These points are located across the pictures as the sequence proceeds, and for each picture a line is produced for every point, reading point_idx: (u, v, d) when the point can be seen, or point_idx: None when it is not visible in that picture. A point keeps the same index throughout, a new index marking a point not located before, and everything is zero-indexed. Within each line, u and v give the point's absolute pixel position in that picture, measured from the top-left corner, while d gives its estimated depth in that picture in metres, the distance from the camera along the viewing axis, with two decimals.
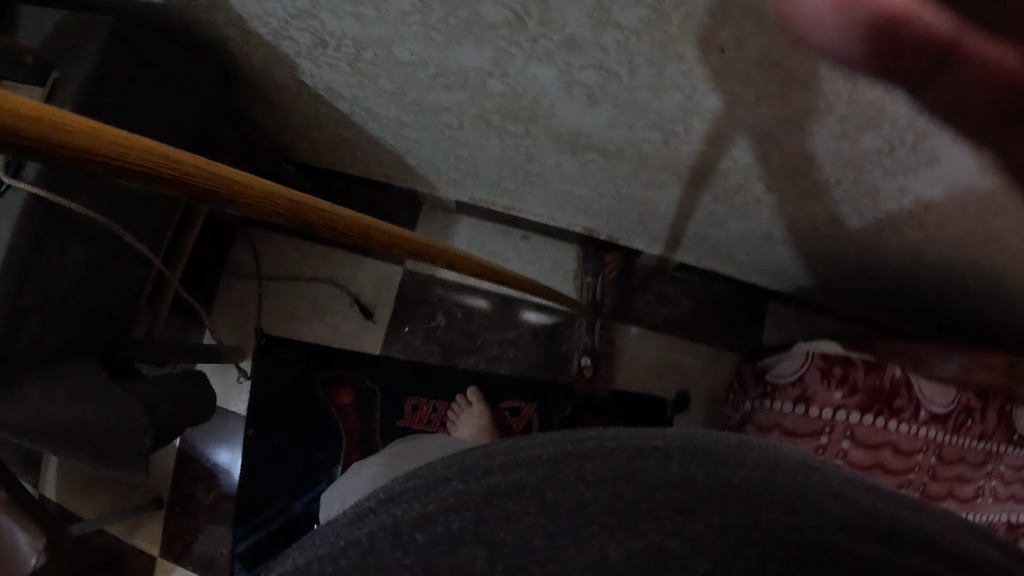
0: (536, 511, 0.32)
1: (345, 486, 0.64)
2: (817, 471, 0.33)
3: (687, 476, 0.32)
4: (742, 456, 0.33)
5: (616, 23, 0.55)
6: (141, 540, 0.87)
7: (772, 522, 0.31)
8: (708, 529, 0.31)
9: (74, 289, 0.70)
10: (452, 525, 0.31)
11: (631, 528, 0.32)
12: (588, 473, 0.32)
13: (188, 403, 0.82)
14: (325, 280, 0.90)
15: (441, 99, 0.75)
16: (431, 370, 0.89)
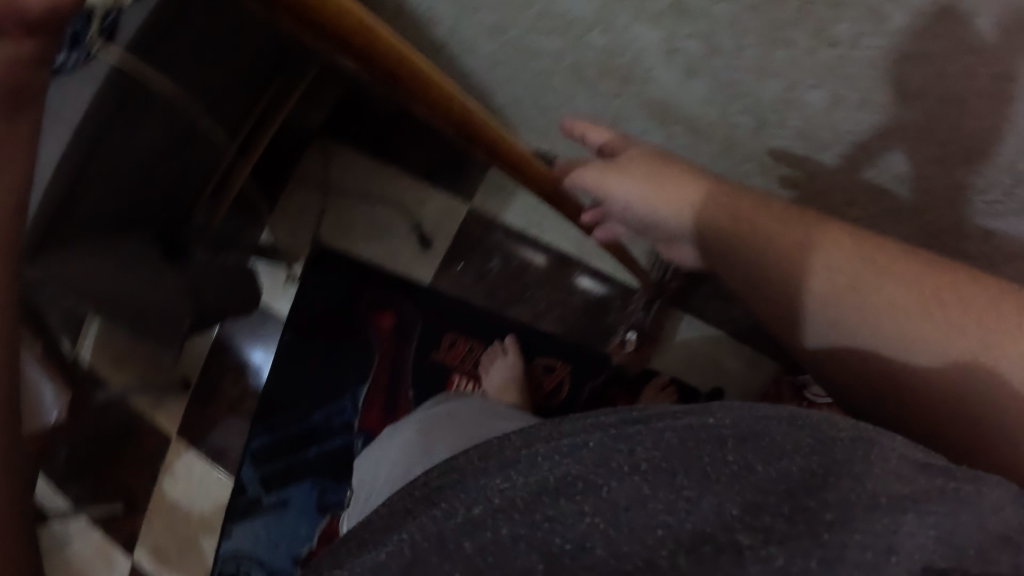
0: (591, 511, 0.33)
1: (379, 453, 0.65)
2: (874, 446, 0.31)
3: (739, 470, 0.32)
4: (796, 441, 0.32)
5: None
6: (162, 418, 0.90)
7: (838, 505, 0.30)
8: (777, 519, 0.30)
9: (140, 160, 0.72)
10: (502, 531, 0.34)
11: (694, 530, 0.31)
12: (640, 462, 0.34)
13: (239, 296, 0.84)
14: (390, 202, 0.89)
15: (538, 43, 0.75)
16: (475, 313, 0.88)
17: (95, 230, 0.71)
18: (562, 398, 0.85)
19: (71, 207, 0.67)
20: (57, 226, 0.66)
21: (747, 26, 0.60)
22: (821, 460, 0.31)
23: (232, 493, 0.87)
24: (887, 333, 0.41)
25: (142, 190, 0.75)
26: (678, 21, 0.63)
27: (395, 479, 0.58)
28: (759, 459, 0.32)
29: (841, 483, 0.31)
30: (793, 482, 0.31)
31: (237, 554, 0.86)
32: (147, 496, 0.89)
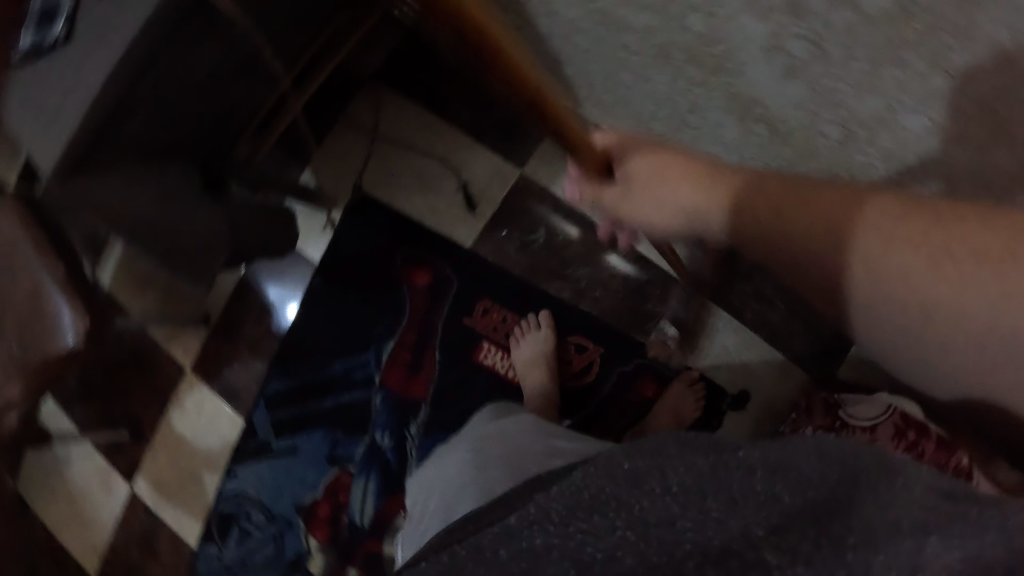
0: (621, 523, 0.37)
1: (434, 473, 0.66)
2: (893, 479, 0.32)
3: (767, 497, 0.33)
4: (826, 467, 0.32)
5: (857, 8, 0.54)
6: (177, 349, 0.89)
7: (864, 535, 0.30)
8: (803, 541, 0.31)
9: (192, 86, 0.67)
10: (537, 540, 0.38)
11: (721, 545, 0.33)
12: (671, 483, 0.36)
13: (274, 236, 0.80)
14: (438, 157, 0.85)
15: (630, 17, 0.72)
16: (514, 284, 0.84)
17: (138, 155, 0.67)
18: (589, 379, 0.83)
19: (115, 127, 0.62)
20: (93, 147, 0.61)
21: (863, 41, 0.56)
22: (846, 487, 0.32)
23: (242, 433, 0.86)
24: (946, 301, 0.39)
25: (190, 118, 0.70)
26: (791, 20, 0.60)
27: (451, 479, 0.62)
28: (784, 484, 0.33)
29: (866, 508, 0.31)
30: (816, 506, 0.32)
31: (240, 494, 0.85)
32: (152, 426, 0.89)
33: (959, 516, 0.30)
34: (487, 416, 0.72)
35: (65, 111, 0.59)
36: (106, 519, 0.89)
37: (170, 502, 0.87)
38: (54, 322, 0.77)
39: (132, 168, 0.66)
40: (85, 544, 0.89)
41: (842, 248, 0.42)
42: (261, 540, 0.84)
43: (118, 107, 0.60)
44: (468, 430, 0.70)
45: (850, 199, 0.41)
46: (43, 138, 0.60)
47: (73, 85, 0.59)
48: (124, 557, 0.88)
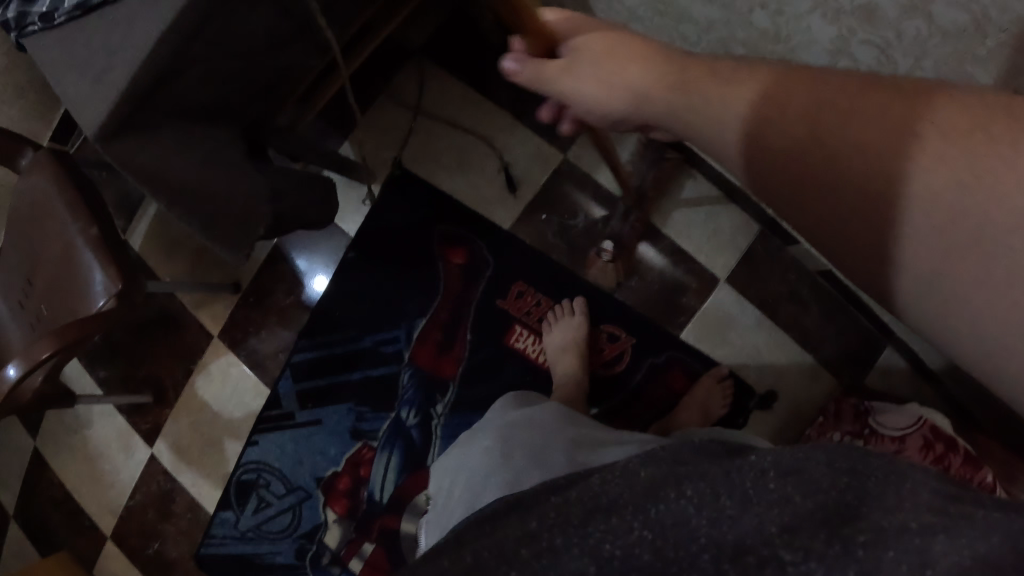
0: (640, 525, 0.33)
1: (457, 461, 0.59)
2: (906, 484, 0.29)
3: (779, 496, 0.31)
4: (831, 476, 0.30)
5: (928, 19, 0.55)
6: (205, 315, 0.88)
7: (872, 530, 0.27)
8: (815, 540, 0.28)
9: (245, 50, 0.65)
10: (556, 539, 0.34)
11: (735, 542, 0.30)
12: (685, 490, 0.34)
13: (311, 207, 0.79)
14: (480, 136, 0.84)
15: (693, 9, 0.71)
16: (551, 269, 0.84)
17: (182, 117, 0.64)
18: (619, 369, 0.82)
19: (165, 89, 0.59)
20: (144, 108, 0.59)
21: (932, 50, 0.57)
22: (856, 493, 0.29)
23: (266, 403, 0.86)
24: (978, 221, 0.25)
25: (233, 83, 0.67)
26: (860, 25, 0.60)
27: (471, 466, 0.55)
28: (795, 488, 0.31)
29: (872, 516, 0.28)
30: (828, 509, 0.29)
31: (260, 463, 0.85)
32: (176, 391, 0.88)
33: (965, 517, 0.26)
34: (505, 403, 0.65)
35: (111, 69, 0.55)
36: (125, 482, 0.89)
37: (190, 468, 0.87)
38: (88, 286, 0.74)
39: (179, 131, 0.64)
40: (102, 506, 0.89)
41: (888, 197, 0.28)
42: (278, 510, 0.84)
43: (171, 67, 0.57)
44: (487, 419, 0.64)
45: (920, 99, 0.27)
46: (85, 99, 0.56)
47: (125, 45, 0.55)
48: (138, 520, 0.87)
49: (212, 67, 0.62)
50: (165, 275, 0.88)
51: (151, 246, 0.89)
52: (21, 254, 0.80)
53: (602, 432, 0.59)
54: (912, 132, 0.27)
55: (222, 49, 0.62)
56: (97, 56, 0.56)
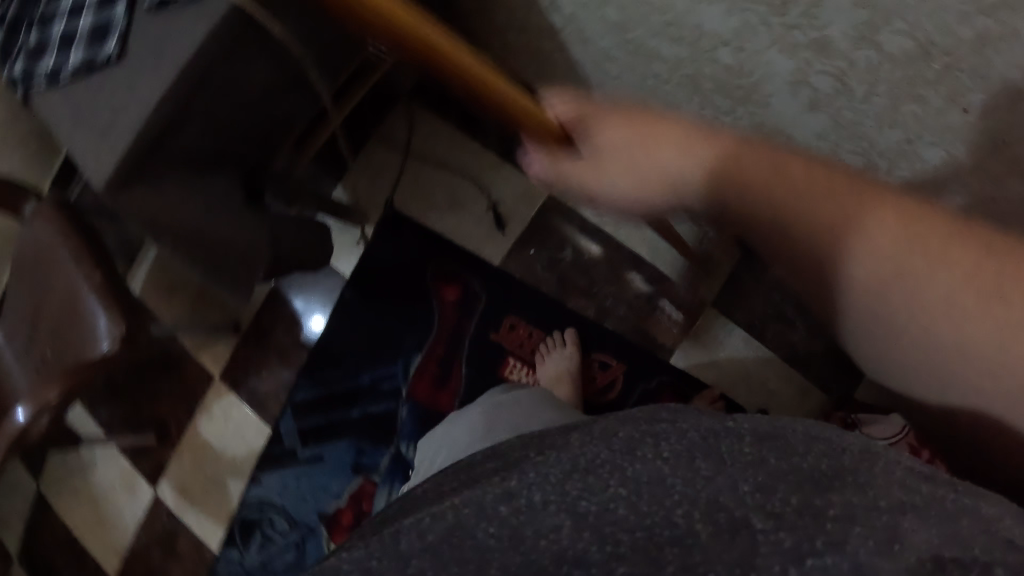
0: (617, 482, 0.30)
1: (444, 432, 0.64)
2: (879, 460, 0.29)
3: (756, 458, 0.29)
4: (806, 444, 0.29)
5: (878, 45, 0.59)
6: (206, 357, 0.91)
7: (843, 503, 0.27)
8: (787, 507, 0.28)
9: (244, 101, 0.69)
10: (534, 497, 0.30)
11: (710, 501, 0.28)
12: (664, 450, 0.30)
13: (311, 249, 0.83)
14: (468, 176, 0.88)
15: (661, 49, 0.75)
16: (541, 300, 0.87)
17: (186, 168, 0.68)
18: (612, 396, 0.85)
19: (170, 139, 0.63)
20: (150, 159, 0.63)
21: (884, 76, 0.61)
22: (831, 463, 0.29)
23: (268, 440, 0.88)
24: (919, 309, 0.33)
25: (232, 133, 0.71)
26: (816, 57, 0.64)
27: (456, 442, 0.60)
28: (770, 448, 0.29)
29: (846, 489, 0.28)
30: (804, 474, 0.28)
31: (264, 501, 0.87)
32: (179, 431, 0.91)
33: (933, 498, 0.28)
34: (496, 389, 0.66)
35: (115, 123, 0.60)
36: (130, 522, 0.91)
37: (193, 506, 0.89)
38: (94, 332, 0.76)
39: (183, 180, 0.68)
40: (108, 547, 0.91)
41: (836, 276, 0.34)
42: (283, 546, 0.86)
43: (174, 121, 0.62)
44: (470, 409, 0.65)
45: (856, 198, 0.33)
46: (93, 150, 0.61)
47: (127, 101, 0.59)
48: (143, 559, 0.89)
49: (213, 118, 0.67)
50: (166, 318, 0.91)
51: (152, 291, 0.92)
52: (29, 303, 0.84)
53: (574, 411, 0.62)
54: (849, 230, 0.33)
55: (222, 101, 0.66)
56: (100, 109, 0.60)
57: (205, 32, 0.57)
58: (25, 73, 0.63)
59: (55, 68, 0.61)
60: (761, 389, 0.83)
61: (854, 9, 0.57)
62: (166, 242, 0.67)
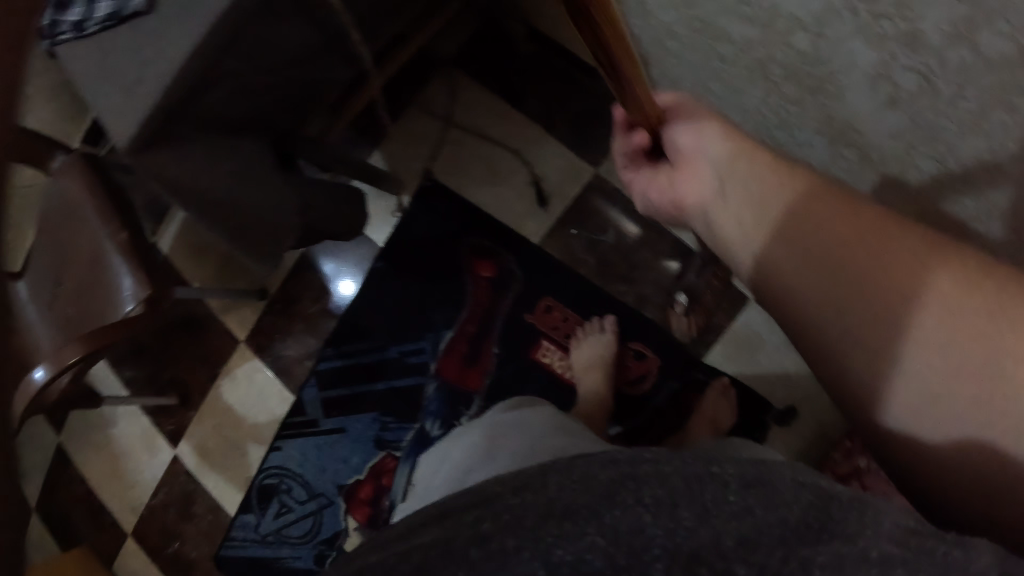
0: (595, 530, 0.31)
1: (447, 448, 0.61)
2: (870, 510, 0.29)
3: (741, 508, 0.30)
4: (792, 494, 0.30)
5: (973, 47, 0.54)
6: (232, 322, 0.89)
7: (834, 560, 0.27)
8: (773, 559, 0.28)
9: (271, 66, 0.67)
10: (506, 542, 0.32)
11: (690, 552, 0.29)
12: (646, 495, 0.31)
13: (343, 216, 0.81)
14: (510, 148, 0.85)
15: (731, 27, 0.71)
16: (579, 282, 0.83)
17: (210, 129, 0.67)
18: (644, 388, 0.81)
19: (195, 101, 0.63)
20: (173, 121, 0.62)
21: (974, 79, 0.56)
22: (818, 513, 0.29)
23: (290, 409, 0.86)
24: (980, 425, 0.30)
25: (263, 93, 0.70)
26: (903, 50, 0.59)
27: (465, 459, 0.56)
28: (756, 501, 0.30)
29: (836, 540, 0.28)
30: (788, 529, 0.29)
31: (283, 469, 0.86)
32: (201, 394, 0.89)
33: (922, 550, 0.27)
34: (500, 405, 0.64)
35: (142, 82, 0.60)
36: (148, 480, 0.90)
37: (212, 470, 0.88)
38: (118, 289, 0.79)
39: (205, 141, 0.66)
40: (125, 504, 0.90)
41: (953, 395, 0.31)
42: (299, 515, 0.85)
43: (196, 84, 0.61)
44: (474, 423, 0.62)
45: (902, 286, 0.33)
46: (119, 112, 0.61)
47: (156, 62, 0.60)
48: (159, 520, 0.88)
49: (237, 79, 0.65)
50: (193, 279, 0.88)
51: (179, 248, 0.89)
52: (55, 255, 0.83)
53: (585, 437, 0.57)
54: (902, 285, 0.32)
55: (249, 61, 0.64)
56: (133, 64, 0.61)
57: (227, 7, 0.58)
58: (52, 24, 0.65)
59: (82, 18, 0.63)
60: (798, 389, 0.79)
61: (953, 5, 0.52)
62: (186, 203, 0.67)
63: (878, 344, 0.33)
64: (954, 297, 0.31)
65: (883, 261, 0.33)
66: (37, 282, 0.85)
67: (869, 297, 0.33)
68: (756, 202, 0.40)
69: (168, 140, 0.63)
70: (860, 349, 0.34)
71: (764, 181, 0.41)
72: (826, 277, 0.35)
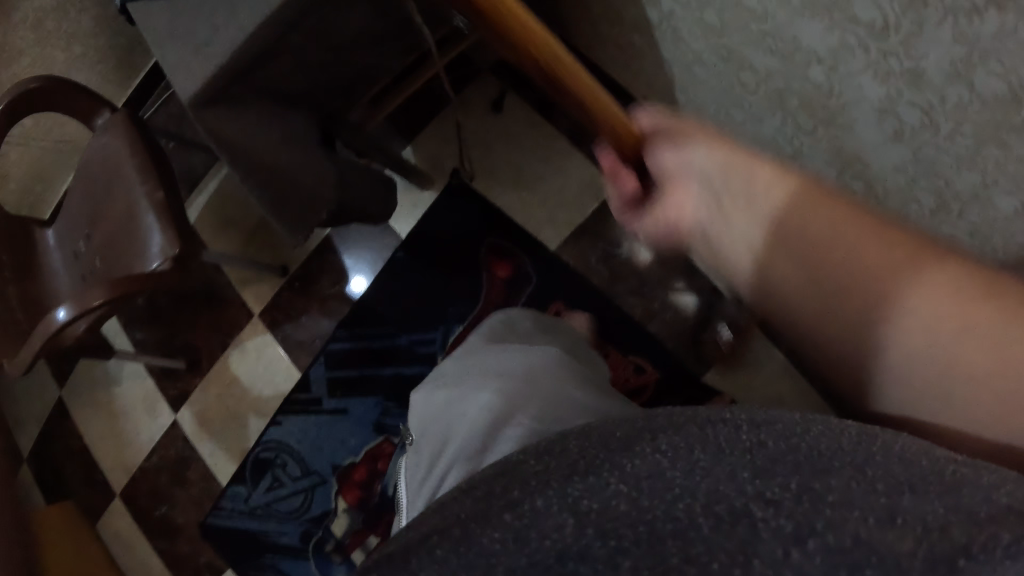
0: (614, 479, 0.30)
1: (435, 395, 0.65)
2: (877, 439, 0.28)
3: (754, 445, 0.28)
4: (801, 424, 0.28)
5: (970, 83, 0.61)
6: (249, 296, 0.91)
7: (841, 486, 0.27)
8: (786, 492, 0.27)
9: (333, 47, 0.74)
10: (537, 501, 0.30)
11: (710, 490, 0.28)
12: (660, 440, 0.30)
13: (372, 202, 0.85)
14: (537, 157, 0.89)
15: (754, 58, 0.77)
16: (588, 291, 0.88)
17: (266, 97, 0.73)
18: (644, 399, 0.85)
19: (258, 68, 0.69)
20: (234, 83, 0.69)
21: (971, 116, 0.63)
22: (823, 463, 0.27)
23: (296, 385, 0.89)
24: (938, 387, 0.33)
25: (319, 72, 0.75)
26: (907, 86, 0.66)
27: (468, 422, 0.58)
28: (771, 434, 0.28)
29: (843, 471, 0.27)
30: (801, 456, 0.28)
31: (280, 444, 0.88)
32: (209, 360, 0.91)
33: (934, 471, 0.27)
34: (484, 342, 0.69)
35: (212, 41, 0.67)
36: (144, 443, 0.92)
37: (209, 438, 0.90)
38: (146, 247, 0.81)
39: (259, 109, 0.73)
40: (118, 462, 0.92)
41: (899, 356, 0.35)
42: (291, 492, 0.88)
43: (264, 53, 0.68)
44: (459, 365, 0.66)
45: (874, 270, 0.35)
46: (189, 71, 0.68)
47: (224, 24, 0.66)
48: (150, 482, 0.91)
49: (301, 56, 0.71)
50: (217, 248, 0.91)
51: (206, 218, 0.93)
52: (88, 208, 0.86)
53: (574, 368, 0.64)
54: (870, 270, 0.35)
55: (317, 39, 0.71)
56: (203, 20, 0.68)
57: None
58: None
59: None
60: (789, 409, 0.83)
61: (953, 43, 0.59)
62: (234, 162, 0.72)
63: (833, 322, 0.37)
64: (926, 297, 0.33)
65: (836, 249, 0.36)
66: (69, 230, 0.88)
67: (835, 281, 0.36)
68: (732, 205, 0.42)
69: (225, 100, 0.70)
70: (866, 345, 0.36)
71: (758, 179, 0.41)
72: (807, 278, 0.38)
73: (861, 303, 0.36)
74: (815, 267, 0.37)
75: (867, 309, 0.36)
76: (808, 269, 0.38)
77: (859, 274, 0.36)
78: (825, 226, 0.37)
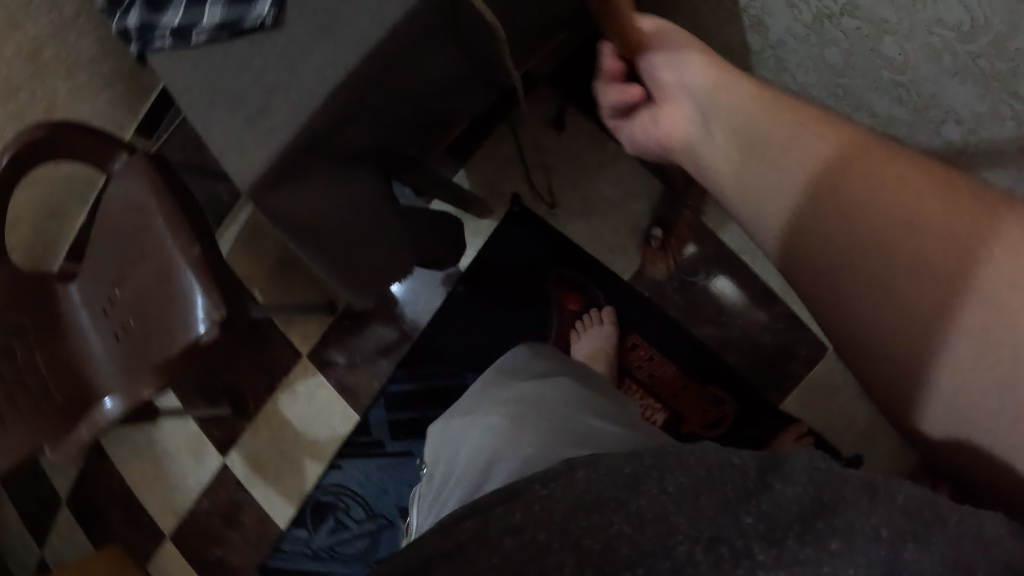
0: (620, 518, 0.32)
1: (462, 427, 0.55)
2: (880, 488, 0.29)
3: (757, 488, 0.31)
4: (807, 474, 0.30)
5: None
6: (294, 334, 0.90)
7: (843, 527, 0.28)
8: (790, 537, 0.28)
9: (408, 105, 0.64)
10: (541, 533, 0.32)
11: (715, 534, 0.30)
12: (671, 484, 0.32)
13: (439, 243, 0.77)
14: (604, 179, 0.83)
15: (874, 103, 0.69)
16: (665, 321, 0.82)
17: (334, 164, 0.60)
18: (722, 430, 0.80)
19: (324, 139, 0.56)
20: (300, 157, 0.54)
21: None
22: (826, 498, 0.29)
23: (355, 428, 0.87)
24: (962, 362, 0.33)
25: (388, 128, 0.65)
26: None
27: (480, 454, 0.49)
28: (779, 479, 0.31)
29: (847, 514, 0.28)
30: (804, 505, 0.29)
31: (341, 488, 0.88)
32: (253, 402, 0.92)
33: (936, 522, 0.27)
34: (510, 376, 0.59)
35: (268, 112, 0.53)
36: (192, 486, 0.94)
37: (263, 481, 0.90)
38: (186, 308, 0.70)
39: (328, 184, 0.59)
40: (166, 505, 0.94)
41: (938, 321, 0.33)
42: (356, 534, 0.87)
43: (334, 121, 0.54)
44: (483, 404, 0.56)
45: (950, 225, 0.33)
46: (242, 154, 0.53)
47: (283, 95, 0.53)
48: (202, 524, 0.92)
49: (372, 121, 0.60)
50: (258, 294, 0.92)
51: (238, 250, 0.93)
52: (115, 259, 0.77)
53: (611, 407, 0.55)
54: (968, 251, 0.33)
55: (390, 100, 0.60)
56: (248, 94, 0.54)
57: (379, 37, 0.50)
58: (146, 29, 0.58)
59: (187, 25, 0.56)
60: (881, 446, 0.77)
61: None
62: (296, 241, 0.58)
63: (904, 290, 0.34)
64: (1001, 261, 0.32)
65: (886, 205, 0.35)
66: (95, 282, 0.79)
67: (912, 248, 0.34)
68: (768, 159, 0.41)
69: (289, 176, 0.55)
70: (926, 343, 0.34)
71: (772, 118, 0.41)
72: (865, 240, 0.35)
73: (850, 228, 0.36)
74: (843, 204, 0.36)
75: (867, 244, 0.35)
76: (829, 194, 0.37)
77: (893, 225, 0.35)
78: (844, 165, 0.37)
